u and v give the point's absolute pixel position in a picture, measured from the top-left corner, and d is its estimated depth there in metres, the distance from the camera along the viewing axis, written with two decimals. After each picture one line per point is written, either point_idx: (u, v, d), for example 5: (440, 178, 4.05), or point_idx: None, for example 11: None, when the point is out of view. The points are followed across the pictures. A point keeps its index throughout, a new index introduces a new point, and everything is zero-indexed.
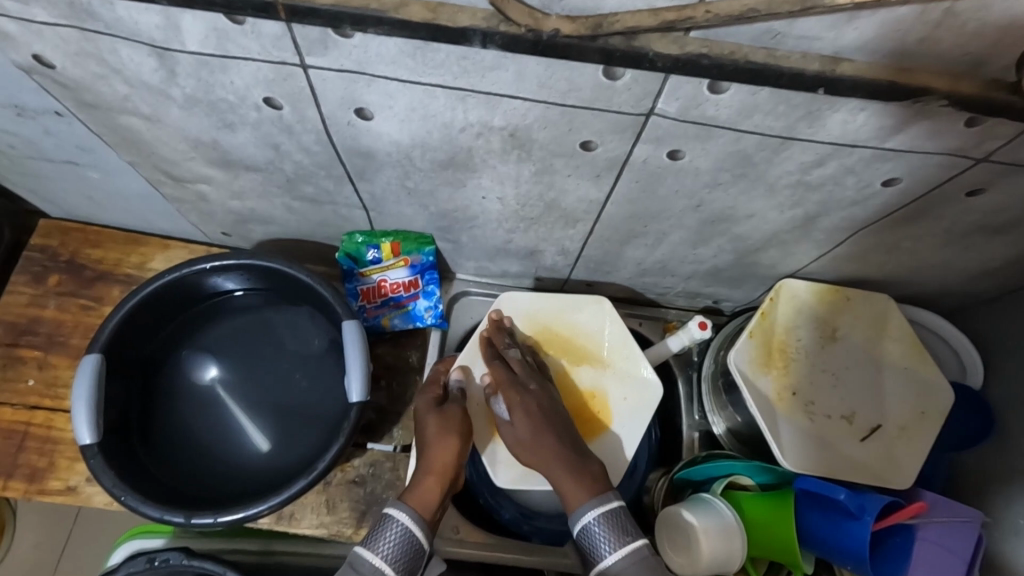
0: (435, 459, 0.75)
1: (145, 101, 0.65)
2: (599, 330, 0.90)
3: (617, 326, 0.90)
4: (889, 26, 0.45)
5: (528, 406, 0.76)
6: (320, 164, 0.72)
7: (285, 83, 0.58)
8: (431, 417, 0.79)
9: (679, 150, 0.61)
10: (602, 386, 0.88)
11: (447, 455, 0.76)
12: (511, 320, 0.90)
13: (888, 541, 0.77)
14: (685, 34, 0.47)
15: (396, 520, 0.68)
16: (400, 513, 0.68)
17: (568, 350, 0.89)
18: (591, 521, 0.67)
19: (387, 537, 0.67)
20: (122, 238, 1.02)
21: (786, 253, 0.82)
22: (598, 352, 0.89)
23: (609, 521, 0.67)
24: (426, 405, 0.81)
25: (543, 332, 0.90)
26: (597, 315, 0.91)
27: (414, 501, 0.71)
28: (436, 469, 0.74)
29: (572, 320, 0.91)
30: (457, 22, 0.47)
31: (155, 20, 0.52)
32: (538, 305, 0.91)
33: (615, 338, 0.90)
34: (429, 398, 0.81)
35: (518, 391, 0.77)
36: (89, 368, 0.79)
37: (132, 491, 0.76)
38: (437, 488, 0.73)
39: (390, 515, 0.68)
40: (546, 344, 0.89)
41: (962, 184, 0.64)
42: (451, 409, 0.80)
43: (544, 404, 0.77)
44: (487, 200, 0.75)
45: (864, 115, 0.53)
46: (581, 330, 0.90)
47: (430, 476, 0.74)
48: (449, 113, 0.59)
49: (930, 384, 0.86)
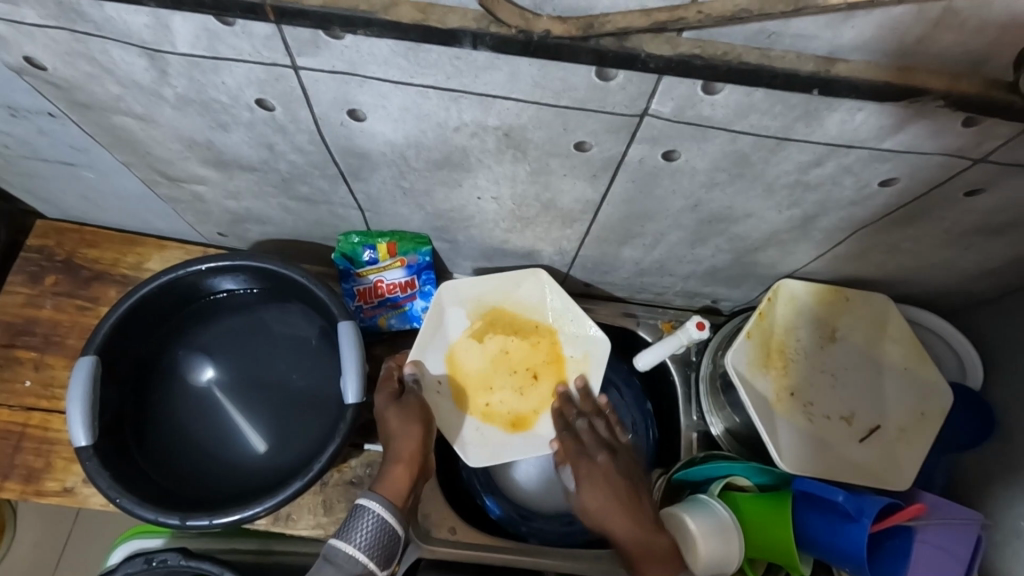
0: (401, 448, 0.77)
1: (138, 102, 0.64)
2: (540, 301, 0.92)
3: (557, 293, 0.91)
4: (885, 25, 0.45)
5: (601, 483, 0.80)
6: (314, 165, 0.72)
7: (276, 84, 0.57)
8: (391, 410, 0.80)
9: (675, 150, 0.60)
10: (552, 355, 0.92)
11: (412, 443, 0.77)
12: (455, 309, 0.92)
13: (887, 543, 0.77)
14: (679, 33, 0.47)
15: (368, 510, 0.68)
16: (371, 502, 0.69)
17: (514, 326, 0.92)
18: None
19: (361, 526, 0.67)
20: (119, 238, 1.02)
21: (784, 253, 0.82)
22: (544, 323, 0.93)
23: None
24: (385, 400, 0.82)
25: (490, 315, 0.92)
26: (535, 286, 0.92)
27: (383, 490, 0.72)
28: (404, 457, 0.76)
29: (513, 296, 0.92)
30: (448, 23, 0.47)
31: (145, 20, 0.52)
32: (478, 288, 0.92)
33: (555, 305, 0.92)
34: (388, 394, 0.83)
35: (591, 468, 0.82)
36: (85, 369, 0.79)
37: (127, 493, 0.75)
38: (406, 475, 0.74)
39: (362, 505, 0.69)
40: (492, 325, 0.92)
41: (960, 183, 0.63)
42: (410, 400, 0.82)
43: (615, 477, 0.81)
44: (482, 200, 0.75)
45: (862, 114, 0.53)
46: (523, 303, 0.92)
47: (398, 464, 0.75)
48: (442, 114, 0.58)
49: (931, 386, 0.85)
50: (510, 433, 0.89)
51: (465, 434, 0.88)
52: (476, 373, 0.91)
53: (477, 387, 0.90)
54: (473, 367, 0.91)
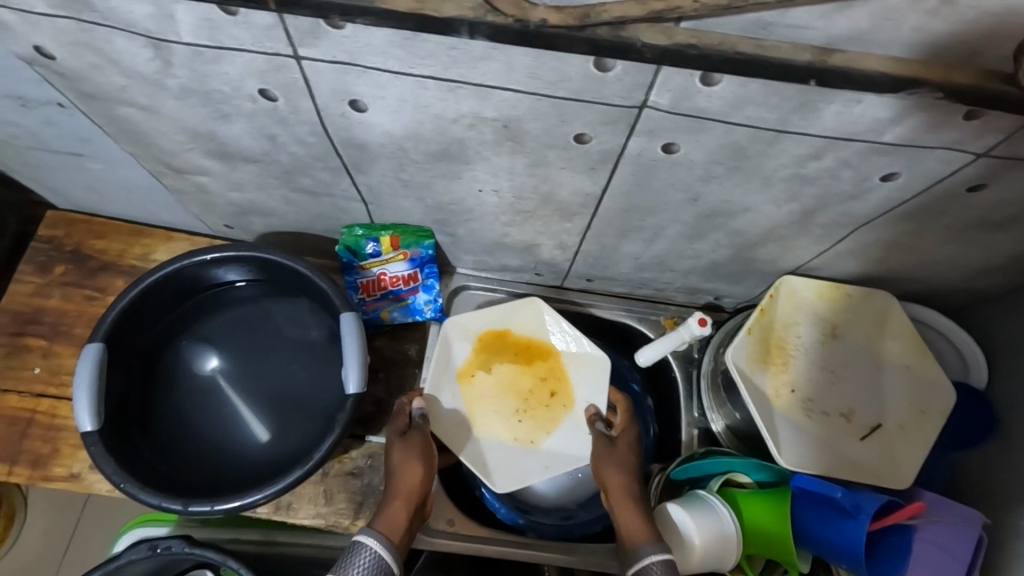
0: (401, 485, 0.77)
1: (143, 92, 0.65)
2: (541, 326, 0.96)
3: (555, 316, 0.95)
4: (881, 15, 0.44)
5: (625, 474, 0.80)
6: (316, 156, 0.72)
7: (277, 74, 0.58)
8: (395, 446, 0.81)
9: (673, 142, 0.60)
10: (557, 376, 0.94)
11: (412, 481, 0.78)
12: (460, 343, 0.94)
13: (883, 540, 0.78)
14: (675, 24, 0.47)
15: (365, 546, 0.67)
16: (369, 538, 0.68)
17: (518, 353, 0.95)
18: (650, 565, 0.67)
19: (358, 562, 0.66)
20: (126, 230, 1.03)
21: (785, 249, 0.81)
22: (548, 347, 0.95)
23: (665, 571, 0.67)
24: (392, 436, 0.83)
25: (495, 346, 0.95)
26: (534, 314, 0.95)
27: (381, 525, 0.71)
28: (401, 493, 0.76)
29: (515, 324, 0.96)
30: (443, 11, 0.47)
31: (147, 10, 0.52)
32: (480, 320, 0.95)
33: (557, 329, 0.95)
34: (394, 429, 0.83)
35: (618, 460, 0.82)
36: (91, 356, 0.80)
37: (131, 479, 0.76)
38: (402, 512, 0.74)
39: (359, 541, 0.68)
40: (498, 355, 0.95)
41: (960, 179, 0.62)
42: (414, 437, 0.82)
43: (637, 472, 0.82)
44: (482, 193, 0.75)
45: (860, 106, 0.52)
46: (525, 331, 0.96)
47: (395, 501, 0.75)
48: (441, 104, 0.59)
49: (932, 383, 0.85)
50: (529, 453, 0.91)
51: (486, 460, 0.90)
52: (491, 402, 0.93)
53: (488, 415, 0.92)
54: (483, 397, 0.93)
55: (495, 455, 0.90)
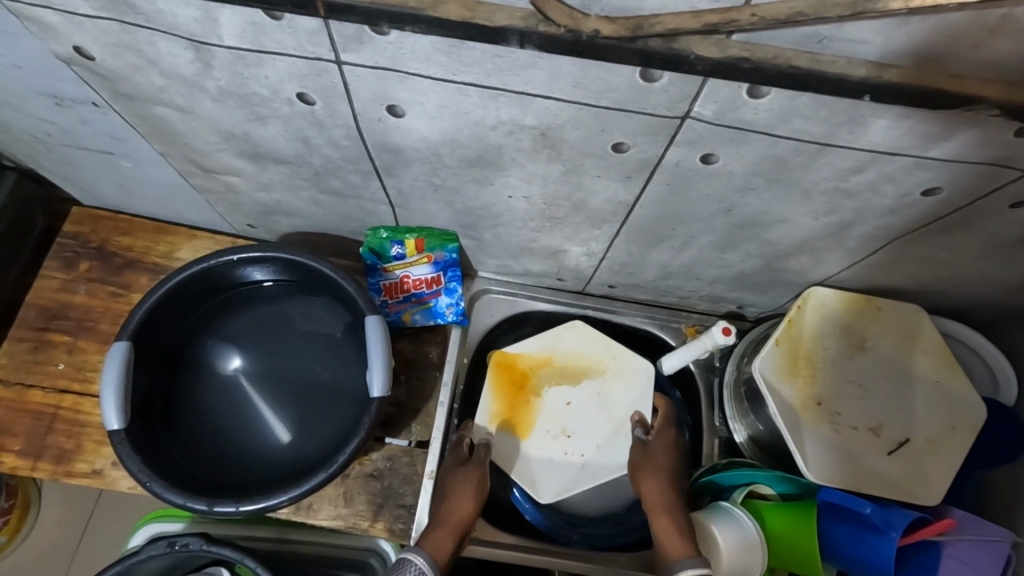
0: (452, 511, 0.81)
1: (180, 93, 0.65)
2: (584, 347, 0.98)
3: (597, 337, 0.99)
4: (941, 31, 0.43)
5: (660, 480, 0.83)
6: (348, 159, 0.72)
7: (318, 78, 0.58)
8: (453, 472, 0.85)
9: (712, 153, 0.60)
10: (604, 394, 0.96)
11: (462, 509, 0.81)
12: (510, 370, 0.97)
13: (913, 557, 0.77)
14: (727, 36, 0.46)
15: (411, 564, 0.73)
16: (415, 557, 0.74)
17: (567, 374, 0.97)
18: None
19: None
20: (151, 227, 1.04)
21: (816, 261, 0.81)
22: (595, 367, 0.97)
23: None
24: (451, 462, 0.87)
25: (541, 369, 0.97)
26: (578, 337, 0.99)
27: (427, 545, 0.77)
28: (450, 518, 0.80)
29: (560, 347, 0.98)
30: (495, 21, 0.47)
31: (194, 13, 0.52)
32: (526, 346, 0.98)
33: (602, 349, 0.98)
34: (455, 457, 0.87)
35: (652, 467, 0.85)
36: (119, 355, 0.81)
37: (157, 477, 0.77)
38: (447, 534, 0.78)
39: (406, 558, 0.74)
40: (545, 377, 0.97)
41: (1004, 195, 0.62)
42: (472, 469, 0.85)
43: (672, 476, 0.84)
44: (513, 199, 0.75)
45: (909, 122, 0.52)
46: (572, 354, 0.98)
47: (443, 525, 0.80)
48: (481, 111, 0.58)
49: (962, 399, 0.84)
50: (579, 469, 0.92)
51: (537, 476, 0.92)
52: (540, 422, 0.94)
53: (537, 435, 0.94)
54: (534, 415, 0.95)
55: (546, 471, 0.92)
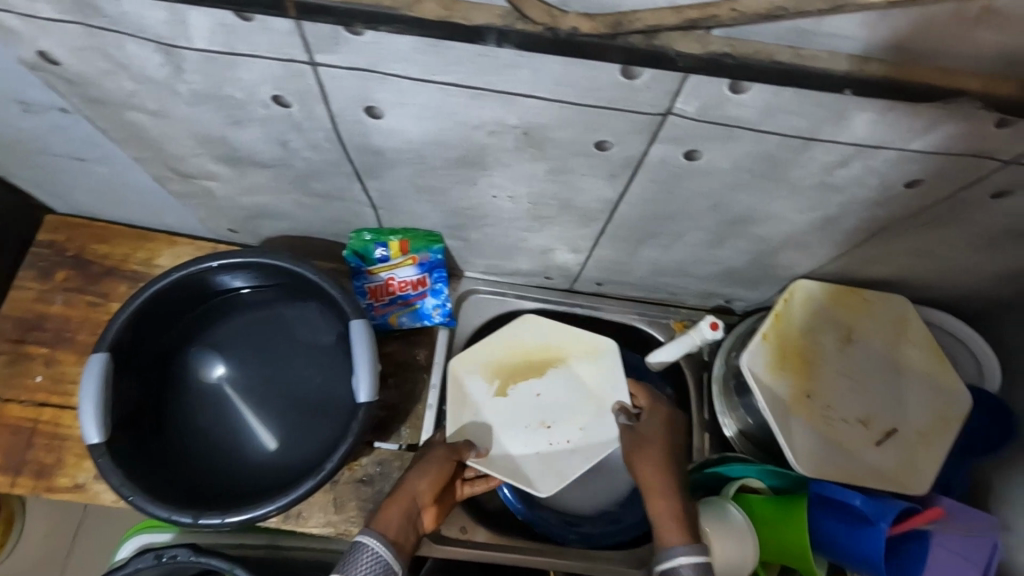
0: (404, 487, 0.79)
1: (153, 97, 0.63)
2: (545, 338, 0.96)
3: (556, 325, 0.97)
4: (925, 24, 0.43)
5: (654, 463, 0.81)
6: (330, 162, 0.71)
7: (294, 81, 0.56)
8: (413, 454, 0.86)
9: (697, 150, 0.59)
10: (576, 379, 0.94)
11: (413, 483, 0.80)
12: (473, 376, 0.94)
13: (902, 548, 0.77)
14: (708, 31, 0.45)
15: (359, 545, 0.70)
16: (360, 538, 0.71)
17: (530, 367, 0.95)
18: (678, 566, 0.69)
19: (361, 562, 0.69)
20: (130, 234, 1.02)
21: (803, 254, 0.81)
22: (558, 355, 0.96)
23: (695, 573, 0.69)
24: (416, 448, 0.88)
25: (506, 369, 0.95)
26: (535, 329, 0.97)
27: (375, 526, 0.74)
28: (399, 495, 0.78)
29: (520, 343, 0.96)
30: (473, 19, 0.46)
31: (161, 15, 0.50)
32: (485, 351, 0.95)
33: (560, 336, 0.97)
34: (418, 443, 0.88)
35: (645, 453, 0.83)
36: (97, 366, 0.79)
37: (139, 491, 0.75)
38: (397, 512, 0.76)
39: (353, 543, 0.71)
40: (512, 375, 0.95)
41: (987, 186, 0.62)
42: (431, 448, 0.85)
43: (668, 461, 0.82)
44: (498, 199, 0.74)
45: (893, 114, 0.51)
46: (530, 347, 0.96)
47: (392, 502, 0.77)
48: (463, 111, 0.57)
49: (949, 389, 0.84)
50: (568, 453, 0.90)
51: (531, 473, 0.89)
52: (518, 419, 0.92)
53: (517, 430, 0.91)
54: (504, 413, 0.92)
55: (535, 464, 0.89)
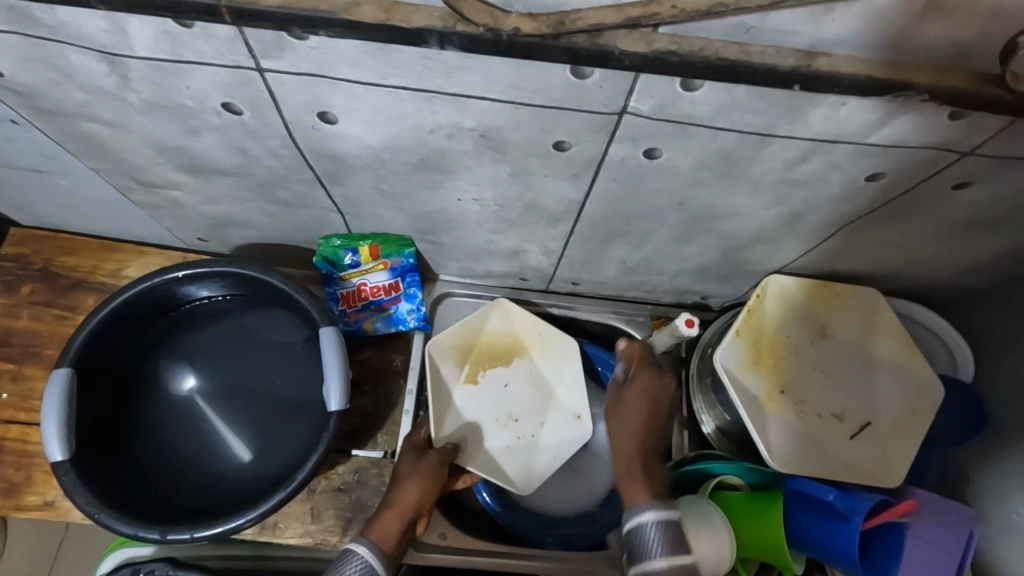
0: (400, 496, 0.78)
1: (103, 107, 0.62)
2: (508, 327, 0.97)
3: (519, 314, 0.97)
4: (869, 17, 0.43)
5: (627, 432, 0.78)
6: (290, 168, 0.70)
7: (243, 87, 0.55)
8: (407, 458, 0.83)
9: (656, 148, 0.59)
10: (538, 372, 0.96)
11: (410, 494, 0.78)
12: (448, 362, 0.94)
13: (878, 541, 0.77)
14: (654, 29, 0.45)
15: (355, 553, 0.71)
16: (358, 546, 0.71)
17: (496, 356, 0.96)
18: (645, 524, 0.68)
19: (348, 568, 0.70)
20: (98, 245, 1.00)
21: (773, 250, 0.80)
22: (520, 345, 0.97)
23: (660, 531, 0.68)
24: (409, 449, 0.85)
25: (475, 356, 0.95)
26: (501, 316, 0.97)
27: (373, 533, 0.74)
28: (396, 505, 0.77)
29: (487, 330, 0.96)
30: (413, 22, 0.45)
31: (100, 24, 0.49)
32: (456, 334, 0.95)
33: (522, 326, 0.97)
34: (412, 445, 0.85)
35: (622, 419, 0.80)
36: (60, 382, 0.77)
37: (106, 508, 0.74)
38: (394, 523, 0.75)
39: (350, 549, 0.72)
40: (480, 363, 0.95)
41: (947, 178, 0.61)
42: (429, 456, 0.83)
43: (643, 425, 0.79)
44: (464, 202, 0.73)
45: (847, 109, 0.51)
46: (495, 336, 0.97)
47: (388, 511, 0.76)
48: (417, 114, 0.56)
49: (922, 381, 0.84)
50: (535, 448, 0.92)
51: (503, 465, 0.91)
52: (487, 413, 0.93)
53: (487, 424, 0.93)
54: (475, 403, 0.93)
55: (504, 459, 0.91)
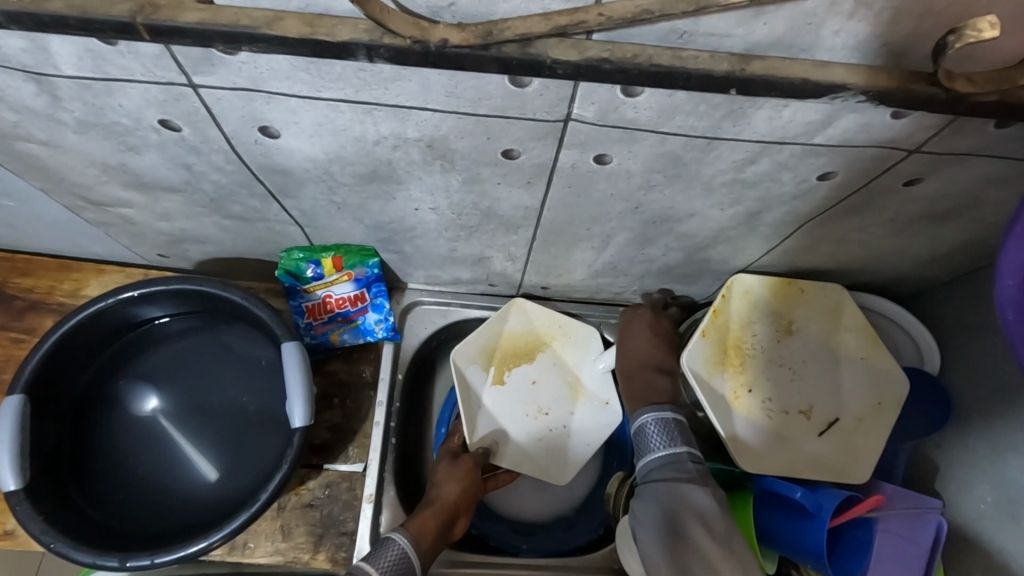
0: (439, 495, 0.80)
1: (39, 127, 0.60)
2: (528, 324, 0.96)
3: (539, 309, 0.96)
4: (798, 19, 0.43)
5: (630, 356, 0.87)
6: (239, 183, 0.68)
7: (178, 104, 0.54)
8: (443, 464, 0.85)
9: (605, 154, 0.58)
10: (562, 364, 0.96)
11: (450, 493, 0.80)
12: (471, 367, 0.92)
13: (848, 536, 0.78)
14: (587, 37, 0.44)
15: (395, 541, 0.72)
16: (399, 534, 0.72)
17: (519, 354, 0.95)
18: (646, 421, 0.76)
19: (386, 556, 0.70)
20: (54, 264, 0.97)
21: (735, 249, 0.80)
22: (541, 340, 0.96)
23: (660, 428, 0.74)
24: (444, 455, 0.87)
25: (499, 358, 0.94)
26: (519, 315, 0.96)
27: (412, 526, 0.75)
28: (435, 503, 0.79)
29: (507, 330, 0.95)
30: (338, 35, 0.44)
31: (21, 44, 0.48)
32: (478, 339, 0.93)
33: (541, 321, 0.96)
34: (448, 451, 0.88)
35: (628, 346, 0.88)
36: (12, 410, 0.75)
37: (62, 537, 0.71)
38: (433, 517, 0.77)
39: (390, 537, 0.72)
40: (503, 364, 0.94)
41: (897, 174, 0.62)
42: (466, 460, 0.85)
43: (653, 352, 0.86)
44: (420, 211, 0.72)
45: (790, 110, 0.51)
46: (516, 335, 0.96)
47: (428, 508, 0.78)
48: (359, 127, 0.55)
49: (888, 375, 0.84)
50: (566, 438, 0.92)
51: (539, 461, 0.91)
52: (517, 410, 0.92)
53: (516, 421, 0.92)
54: (504, 404, 0.92)
55: (539, 452, 0.91)
